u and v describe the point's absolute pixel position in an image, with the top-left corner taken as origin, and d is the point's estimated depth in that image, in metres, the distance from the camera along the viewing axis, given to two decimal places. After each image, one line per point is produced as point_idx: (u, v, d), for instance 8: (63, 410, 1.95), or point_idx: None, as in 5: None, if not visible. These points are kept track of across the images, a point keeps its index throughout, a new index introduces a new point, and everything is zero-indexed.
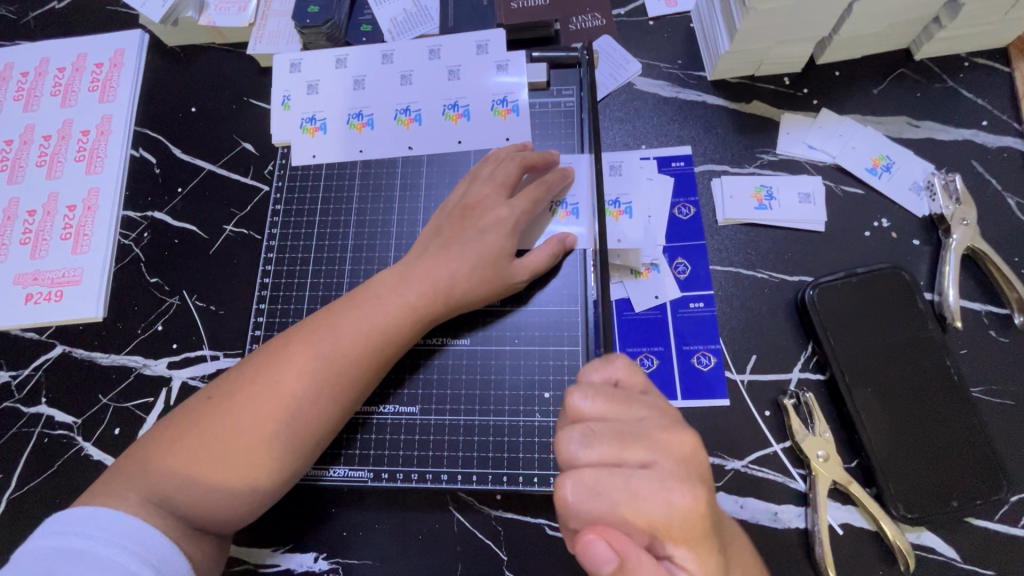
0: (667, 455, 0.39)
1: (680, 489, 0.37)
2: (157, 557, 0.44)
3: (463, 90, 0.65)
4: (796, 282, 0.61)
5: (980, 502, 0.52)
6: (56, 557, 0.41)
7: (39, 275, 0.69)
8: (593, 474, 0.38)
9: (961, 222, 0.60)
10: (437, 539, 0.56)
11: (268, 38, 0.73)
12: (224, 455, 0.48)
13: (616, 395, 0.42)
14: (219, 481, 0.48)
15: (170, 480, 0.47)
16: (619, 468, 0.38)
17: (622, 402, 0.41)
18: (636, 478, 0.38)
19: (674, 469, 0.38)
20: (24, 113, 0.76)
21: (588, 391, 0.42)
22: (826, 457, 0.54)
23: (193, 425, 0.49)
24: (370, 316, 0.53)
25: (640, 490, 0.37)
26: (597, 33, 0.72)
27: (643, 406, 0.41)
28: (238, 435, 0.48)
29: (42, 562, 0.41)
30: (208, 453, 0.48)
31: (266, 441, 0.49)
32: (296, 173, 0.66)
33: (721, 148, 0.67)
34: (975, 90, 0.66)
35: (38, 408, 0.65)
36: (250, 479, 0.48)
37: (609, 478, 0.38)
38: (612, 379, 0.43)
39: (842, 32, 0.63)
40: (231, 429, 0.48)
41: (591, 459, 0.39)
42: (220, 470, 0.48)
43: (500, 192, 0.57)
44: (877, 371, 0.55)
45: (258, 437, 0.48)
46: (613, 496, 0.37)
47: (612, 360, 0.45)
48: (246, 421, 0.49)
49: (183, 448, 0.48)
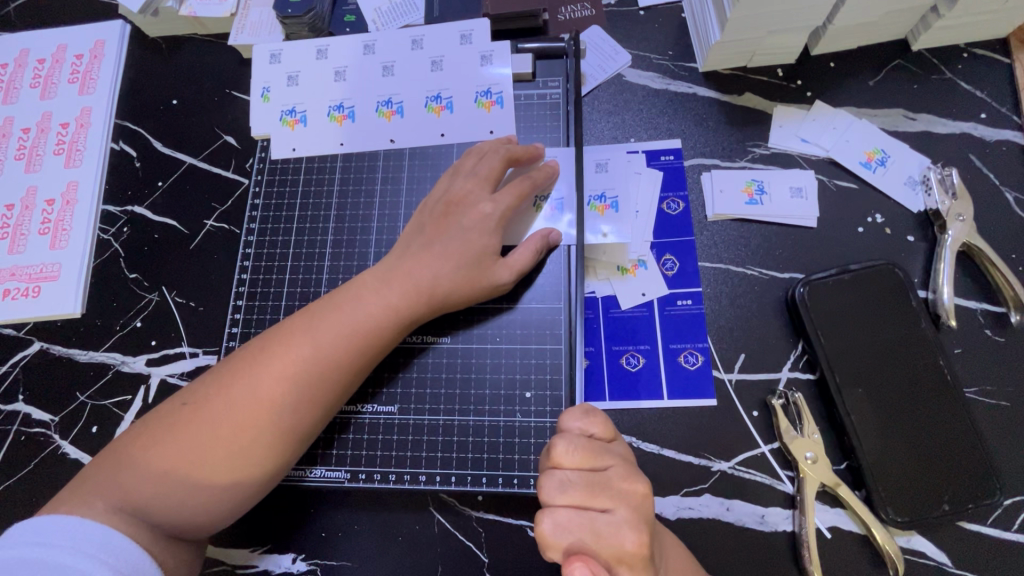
0: (627, 504, 0.41)
1: (633, 533, 0.40)
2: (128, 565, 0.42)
3: (447, 81, 0.63)
4: (787, 279, 0.60)
5: (972, 506, 0.51)
6: (16, 567, 0.39)
7: (17, 270, 0.67)
8: (566, 516, 0.40)
9: (958, 218, 0.58)
10: (417, 540, 0.55)
11: (250, 29, 0.72)
12: (200, 462, 0.47)
13: (591, 447, 0.42)
14: (197, 488, 0.47)
15: (144, 487, 0.46)
16: (587, 512, 0.40)
17: (595, 454, 0.42)
18: (601, 522, 0.40)
19: (632, 517, 0.40)
20: (3, 106, 0.75)
21: (569, 440, 0.42)
22: (814, 459, 0.53)
23: (167, 432, 0.48)
24: (350, 318, 0.51)
25: (603, 533, 0.40)
26: (587, 23, 0.70)
27: (611, 457, 0.43)
28: (215, 441, 0.47)
29: (0, 573, 0.39)
30: (185, 460, 0.47)
31: (243, 447, 0.47)
32: (276, 166, 0.65)
33: (711, 141, 0.65)
34: (973, 82, 0.64)
35: (16, 406, 0.64)
36: (227, 484, 0.47)
37: (578, 522, 0.40)
38: (590, 431, 0.44)
39: (837, 21, 0.61)
40: (207, 436, 0.47)
41: (565, 503, 0.41)
42: (197, 476, 0.47)
43: (483, 187, 0.56)
44: (871, 372, 0.54)
45: (236, 443, 0.47)
46: (581, 538, 0.40)
47: (590, 410, 0.45)
48: (223, 428, 0.47)
49: (158, 455, 0.47)
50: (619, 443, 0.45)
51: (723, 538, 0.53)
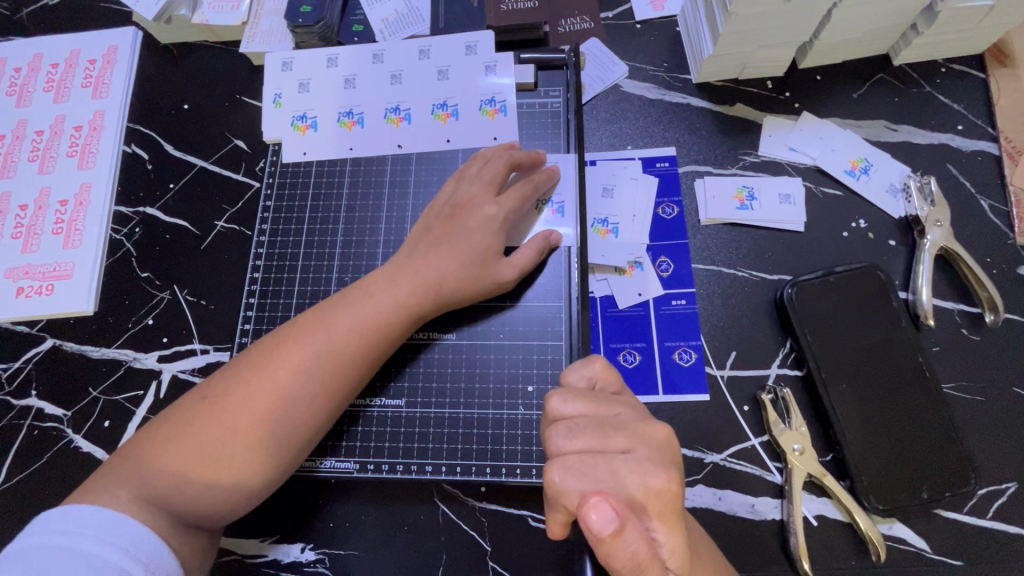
0: (643, 444, 0.42)
1: (653, 468, 0.41)
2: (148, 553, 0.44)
3: (452, 90, 0.66)
4: (776, 280, 0.63)
5: (950, 494, 0.53)
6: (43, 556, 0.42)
7: (30, 268, 0.69)
8: (579, 458, 0.42)
9: (936, 224, 0.61)
10: (422, 529, 0.57)
11: (261, 37, 0.74)
12: (220, 453, 0.49)
13: (593, 396, 0.45)
14: (217, 478, 0.49)
15: (166, 478, 0.48)
16: (602, 454, 0.42)
17: (598, 401, 0.45)
18: (619, 462, 0.41)
19: (651, 455, 0.42)
20: (17, 109, 0.77)
21: (572, 392, 0.46)
22: (801, 450, 0.55)
23: (188, 425, 0.50)
24: (362, 315, 0.54)
25: (621, 471, 0.41)
26: (585, 36, 0.73)
27: (617, 404, 0.45)
28: (233, 433, 0.49)
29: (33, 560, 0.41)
30: (204, 451, 0.49)
31: (262, 438, 0.50)
32: (287, 169, 0.67)
33: (704, 149, 0.68)
34: (951, 96, 0.68)
35: (29, 401, 0.66)
36: (246, 475, 0.49)
37: (593, 462, 0.41)
38: (592, 382, 0.47)
39: (822, 37, 0.64)
40: (226, 428, 0.49)
41: (576, 448, 0.42)
42: (217, 468, 0.49)
43: (488, 190, 0.58)
44: (854, 368, 0.57)
45: (254, 434, 0.49)
46: (599, 478, 0.41)
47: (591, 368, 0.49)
48: (241, 420, 0.49)
49: (178, 447, 0.49)
50: (625, 397, 0.48)
51: (715, 526, 0.55)
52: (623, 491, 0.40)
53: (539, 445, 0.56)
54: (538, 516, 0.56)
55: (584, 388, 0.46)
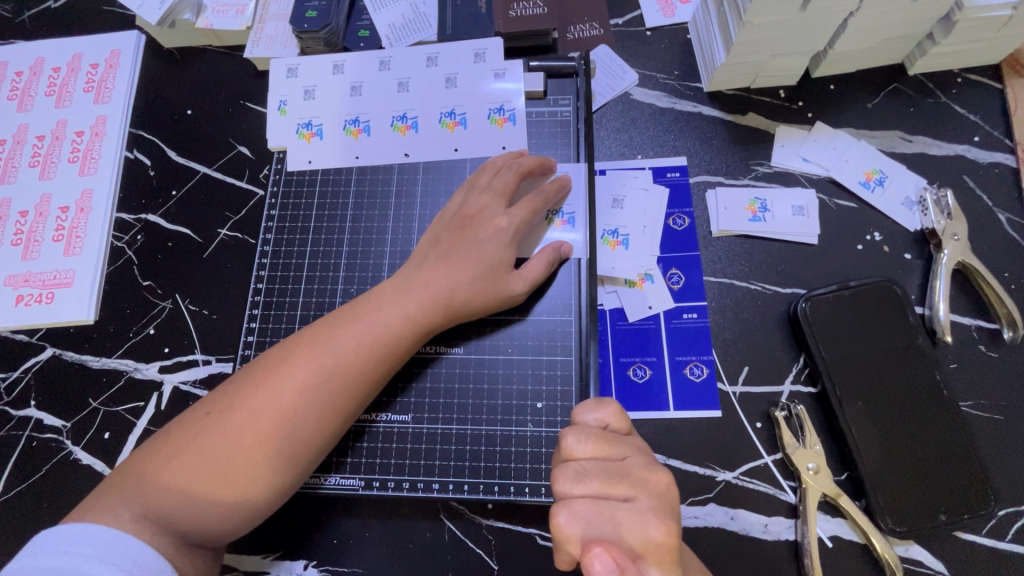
0: (646, 492, 0.44)
1: (654, 520, 0.42)
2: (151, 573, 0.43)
3: (460, 98, 0.65)
4: (789, 294, 0.62)
5: (968, 516, 0.52)
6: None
7: (31, 276, 0.68)
8: (585, 505, 0.42)
9: (953, 237, 0.60)
10: (428, 547, 0.56)
11: (266, 42, 0.73)
12: (225, 471, 0.48)
13: (604, 437, 0.45)
14: (221, 498, 0.48)
15: (168, 496, 0.47)
16: (607, 501, 0.43)
17: (608, 445, 0.45)
18: (621, 511, 0.42)
19: (652, 505, 0.43)
20: (18, 113, 0.76)
21: (583, 432, 0.45)
22: (815, 470, 0.54)
23: (191, 442, 0.48)
24: (370, 328, 0.53)
25: (624, 521, 0.42)
26: (595, 42, 0.72)
27: (626, 448, 0.46)
28: (238, 450, 0.48)
29: None
30: (208, 469, 0.48)
31: (268, 456, 0.48)
32: (292, 178, 0.66)
33: (716, 159, 0.67)
34: (967, 106, 0.67)
35: (28, 411, 0.64)
36: (251, 494, 0.48)
37: (597, 510, 0.42)
38: (605, 423, 0.47)
39: (837, 46, 0.63)
40: (231, 446, 0.48)
41: (581, 493, 0.43)
42: (221, 486, 0.48)
43: (498, 202, 0.58)
44: (871, 386, 0.55)
45: (260, 452, 0.48)
46: (603, 526, 0.42)
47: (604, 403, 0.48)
48: (246, 437, 0.48)
49: (181, 464, 0.48)
50: (634, 437, 0.48)
51: (727, 546, 0.54)
52: (623, 541, 0.41)
53: (548, 462, 0.55)
54: (546, 534, 0.55)
55: (596, 427, 0.46)
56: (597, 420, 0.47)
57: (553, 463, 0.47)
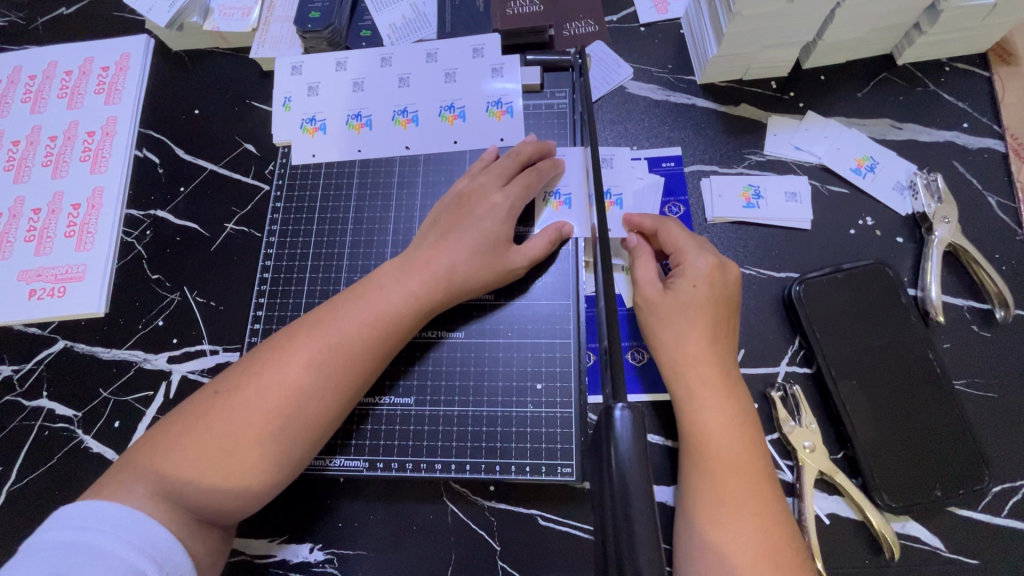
0: (710, 254, 0.55)
1: (732, 267, 0.55)
2: (162, 553, 0.45)
3: (459, 92, 0.67)
4: (783, 278, 0.63)
5: (963, 491, 0.53)
6: (62, 552, 0.42)
7: (43, 271, 0.70)
8: (689, 280, 0.54)
9: (944, 220, 0.61)
10: (431, 530, 0.56)
11: (271, 43, 0.76)
12: (233, 448, 0.48)
13: (671, 239, 0.57)
14: (230, 473, 0.48)
15: (179, 473, 0.48)
16: (691, 280, 0.54)
17: (674, 238, 0.57)
18: (693, 273, 0.54)
19: (719, 267, 0.55)
20: (31, 115, 0.78)
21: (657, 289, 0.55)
22: (812, 448, 0.55)
23: (201, 420, 0.49)
24: (373, 307, 0.54)
25: (708, 278, 0.54)
26: (590, 38, 0.74)
27: (686, 253, 0.56)
28: (245, 425, 0.49)
29: (54, 556, 0.42)
30: (217, 445, 0.48)
31: (274, 432, 0.49)
32: (297, 171, 0.68)
33: (710, 149, 0.69)
34: (955, 94, 0.68)
35: (40, 402, 0.66)
36: (257, 470, 0.49)
37: (694, 285, 0.53)
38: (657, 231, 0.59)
39: (826, 37, 0.65)
40: (239, 422, 0.49)
41: (686, 280, 0.54)
42: (228, 463, 0.48)
43: (496, 181, 0.60)
44: (863, 364, 0.56)
45: (267, 428, 0.49)
46: (709, 280, 0.54)
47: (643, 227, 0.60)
48: (254, 412, 0.49)
49: (190, 442, 0.48)
50: (685, 264, 0.55)
51: None
52: (715, 334, 0.52)
53: (549, 442, 0.56)
54: (548, 515, 0.55)
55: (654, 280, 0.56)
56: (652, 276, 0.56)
57: (663, 321, 0.53)
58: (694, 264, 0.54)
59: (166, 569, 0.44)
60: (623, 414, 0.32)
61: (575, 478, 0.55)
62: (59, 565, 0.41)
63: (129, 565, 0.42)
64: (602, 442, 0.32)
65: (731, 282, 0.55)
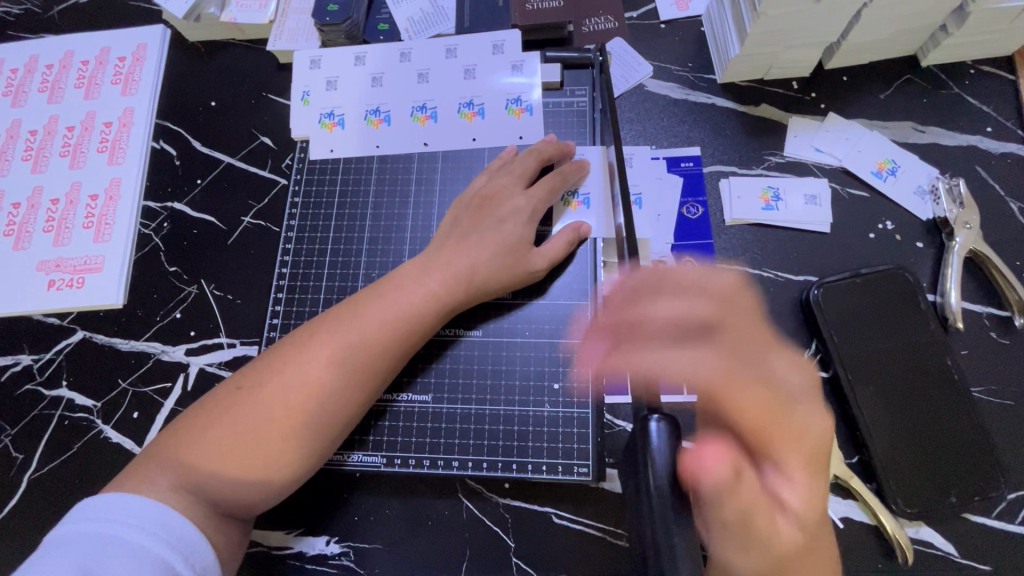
0: (724, 305, 0.45)
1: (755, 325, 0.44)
2: (188, 545, 0.46)
3: (479, 89, 0.67)
4: (801, 282, 0.63)
5: (978, 498, 0.53)
6: (91, 546, 0.43)
7: (62, 261, 0.70)
8: (703, 352, 0.42)
9: (964, 226, 0.61)
10: (446, 525, 0.57)
11: (288, 35, 0.75)
12: (257, 444, 0.49)
13: (678, 286, 0.47)
14: (253, 470, 0.49)
15: (204, 469, 0.48)
16: (692, 348, 0.43)
17: (687, 285, 0.47)
18: (710, 340, 0.43)
19: (746, 337, 0.43)
20: (48, 105, 0.78)
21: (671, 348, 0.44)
22: (827, 452, 0.55)
23: (224, 415, 0.50)
24: (394, 306, 0.54)
25: (740, 353, 0.41)
26: (610, 35, 0.73)
27: (700, 304, 0.45)
28: (269, 422, 0.49)
29: (83, 551, 0.43)
30: (241, 441, 0.49)
31: (297, 429, 0.50)
32: (314, 166, 0.68)
33: (730, 149, 0.68)
34: (979, 97, 0.68)
35: (59, 392, 0.67)
36: (280, 467, 0.50)
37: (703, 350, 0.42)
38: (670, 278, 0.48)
39: (851, 37, 0.64)
40: (262, 419, 0.49)
41: (711, 355, 0.41)
42: (253, 460, 0.49)
43: (517, 183, 0.60)
44: (881, 369, 0.56)
45: (289, 425, 0.50)
46: (732, 357, 0.41)
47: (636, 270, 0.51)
48: (277, 408, 0.50)
49: (214, 437, 0.49)
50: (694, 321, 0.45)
51: None
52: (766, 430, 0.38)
53: (565, 442, 0.56)
54: (562, 513, 0.56)
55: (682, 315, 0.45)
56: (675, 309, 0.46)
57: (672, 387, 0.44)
58: (704, 322, 0.44)
59: (192, 560, 0.45)
60: (659, 425, 0.33)
61: (591, 478, 0.55)
62: (89, 562, 0.42)
63: (157, 559, 0.43)
64: (641, 454, 0.34)
65: (769, 350, 0.42)
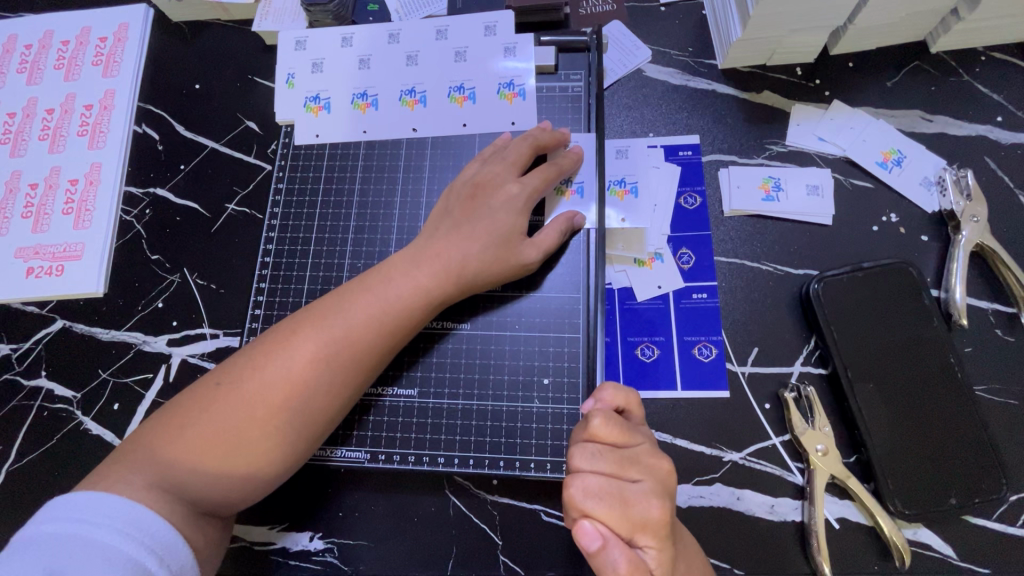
0: (654, 477, 0.43)
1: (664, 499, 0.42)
2: (162, 546, 0.43)
3: (470, 73, 0.64)
4: (801, 275, 0.61)
5: (979, 500, 0.52)
6: (57, 545, 0.40)
7: (41, 249, 0.68)
8: (598, 482, 0.41)
9: (972, 219, 0.59)
10: (432, 522, 0.56)
11: (274, 15, 0.73)
12: (238, 443, 0.47)
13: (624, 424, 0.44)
14: (235, 469, 0.48)
15: (182, 467, 0.47)
16: (618, 481, 0.42)
17: (627, 432, 0.44)
18: (632, 489, 0.41)
19: (660, 489, 0.42)
20: (27, 86, 0.76)
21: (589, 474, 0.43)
22: (824, 451, 0.54)
23: (203, 412, 0.48)
24: (381, 299, 0.52)
25: (633, 501, 0.41)
26: (607, 19, 0.71)
27: (637, 436, 0.44)
28: (250, 420, 0.48)
29: (48, 551, 0.40)
30: (220, 440, 0.47)
31: (280, 427, 0.48)
32: (299, 152, 0.66)
33: (730, 137, 0.66)
34: (990, 86, 0.65)
35: (39, 382, 0.65)
36: (262, 465, 0.48)
37: (611, 488, 0.41)
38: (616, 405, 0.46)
39: (858, 21, 0.61)
40: (243, 418, 0.48)
41: (596, 471, 0.42)
42: (234, 460, 0.48)
43: (511, 171, 0.57)
44: (883, 368, 0.54)
45: (271, 423, 0.48)
46: (614, 503, 0.41)
47: (606, 390, 0.46)
48: (258, 406, 0.48)
49: (193, 435, 0.47)
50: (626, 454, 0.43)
51: (732, 527, 0.53)
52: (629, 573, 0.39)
53: (555, 439, 0.55)
54: (551, 511, 0.55)
55: (609, 408, 0.45)
56: (613, 402, 0.46)
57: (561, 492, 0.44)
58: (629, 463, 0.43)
59: (166, 562, 0.43)
60: None
61: None
62: (54, 563, 0.39)
63: (129, 559, 0.41)
64: None
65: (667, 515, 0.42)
